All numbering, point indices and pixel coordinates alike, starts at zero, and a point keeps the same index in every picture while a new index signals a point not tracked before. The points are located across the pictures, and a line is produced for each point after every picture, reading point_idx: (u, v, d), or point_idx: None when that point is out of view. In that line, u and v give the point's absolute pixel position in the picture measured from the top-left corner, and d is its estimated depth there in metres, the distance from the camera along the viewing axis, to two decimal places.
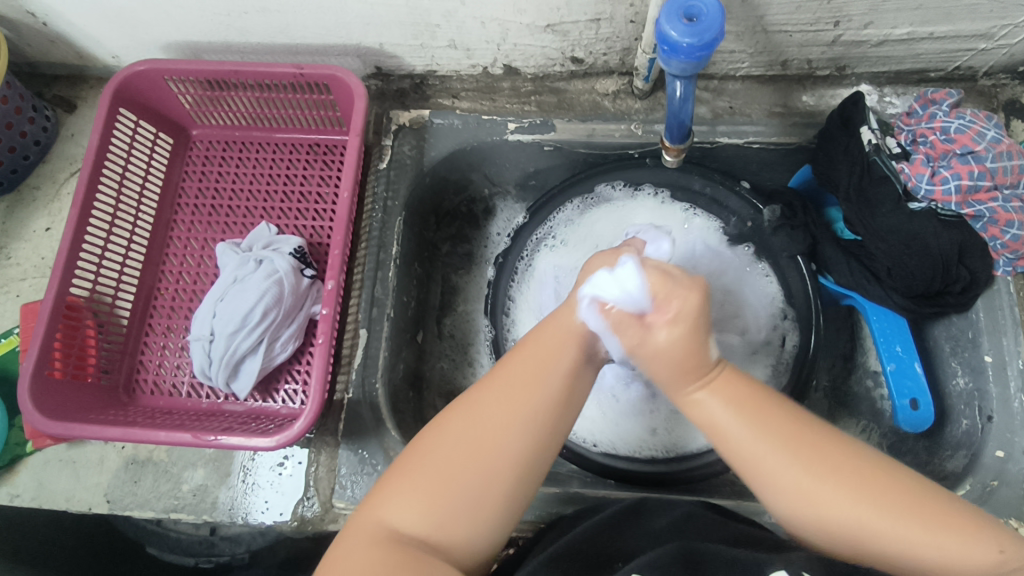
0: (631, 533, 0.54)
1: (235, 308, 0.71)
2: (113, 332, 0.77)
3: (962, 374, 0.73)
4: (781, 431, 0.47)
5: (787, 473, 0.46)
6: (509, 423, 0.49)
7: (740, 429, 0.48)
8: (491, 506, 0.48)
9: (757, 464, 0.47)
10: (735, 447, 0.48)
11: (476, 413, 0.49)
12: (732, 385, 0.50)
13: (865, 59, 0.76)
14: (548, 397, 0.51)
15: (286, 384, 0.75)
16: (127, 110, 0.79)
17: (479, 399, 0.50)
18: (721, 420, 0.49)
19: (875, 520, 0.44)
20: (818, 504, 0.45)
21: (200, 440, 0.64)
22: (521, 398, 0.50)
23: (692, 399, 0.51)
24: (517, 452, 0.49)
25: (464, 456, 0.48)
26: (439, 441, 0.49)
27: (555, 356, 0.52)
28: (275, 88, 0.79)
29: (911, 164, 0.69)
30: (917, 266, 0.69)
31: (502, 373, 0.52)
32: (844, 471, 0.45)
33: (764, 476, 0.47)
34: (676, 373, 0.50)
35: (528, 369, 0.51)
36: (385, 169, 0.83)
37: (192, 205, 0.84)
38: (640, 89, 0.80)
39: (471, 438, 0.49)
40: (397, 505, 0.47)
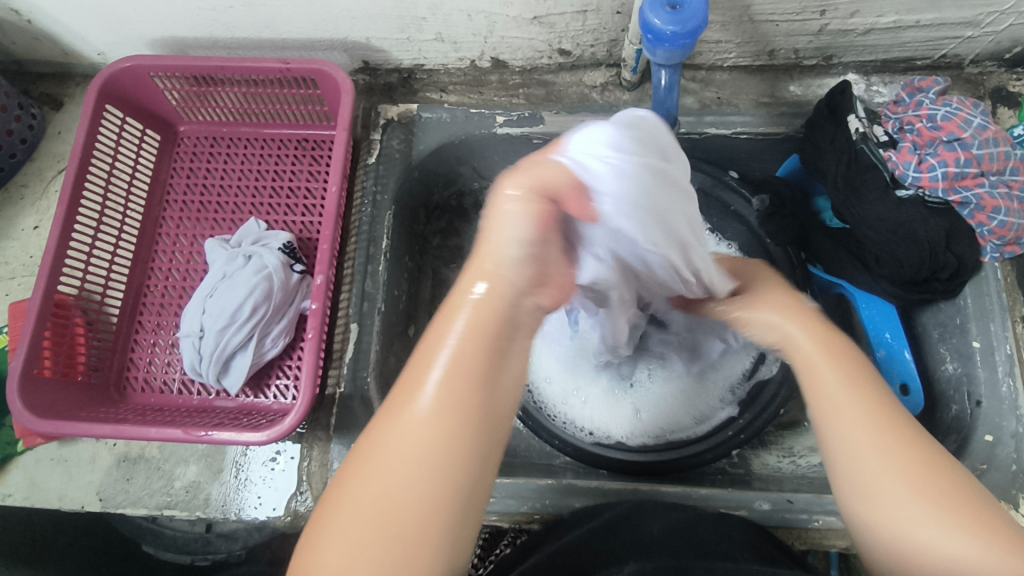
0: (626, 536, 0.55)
1: (224, 304, 0.71)
2: (102, 330, 0.77)
3: (951, 360, 0.74)
4: (867, 390, 0.46)
5: (848, 412, 0.45)
6: (431, 440, 0.38)
7: (848, 391, 0.46)
8: (428, 549, 0.37)
9: (839, 416, 0.45)
10: (820, 394, 0.47)
11: (390, 438, 0.39)
12: (825, 328, 0.51)
13: (852, 48, 0.76)
14: (474, 409, 0.39)
15: (278, 379, 0.75)
16: (112, 106, 0.78)
17: (393, 418, 0.40)
18: (822, 378, 0.48)
19: (928, 509, 0.40)
20: (878, 473, 0.42)
21: (190, 436, 0.64)
22: (442, 414, 0.39)
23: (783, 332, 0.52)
24: (452, 472, 0.38)
25: (385, 490, 0.37)
26: (356, 476, 0.38)
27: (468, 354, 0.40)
28: (262, 83, 0.79)
29: (898, 152, 0.70)
30: (904, 253, 0.70)
31: (403, 387, 0.40)
32: (916, 453, 0.42)
33: (827, 415, 0.46)
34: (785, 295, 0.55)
35: (448, 376, 0.39)
36: (374, 163, 0.83)
37: (181, 202, 0.84)
38: (628, 81, 0.80)
39: (386, 470, 0.38)
40: (316, 561, 0.37)
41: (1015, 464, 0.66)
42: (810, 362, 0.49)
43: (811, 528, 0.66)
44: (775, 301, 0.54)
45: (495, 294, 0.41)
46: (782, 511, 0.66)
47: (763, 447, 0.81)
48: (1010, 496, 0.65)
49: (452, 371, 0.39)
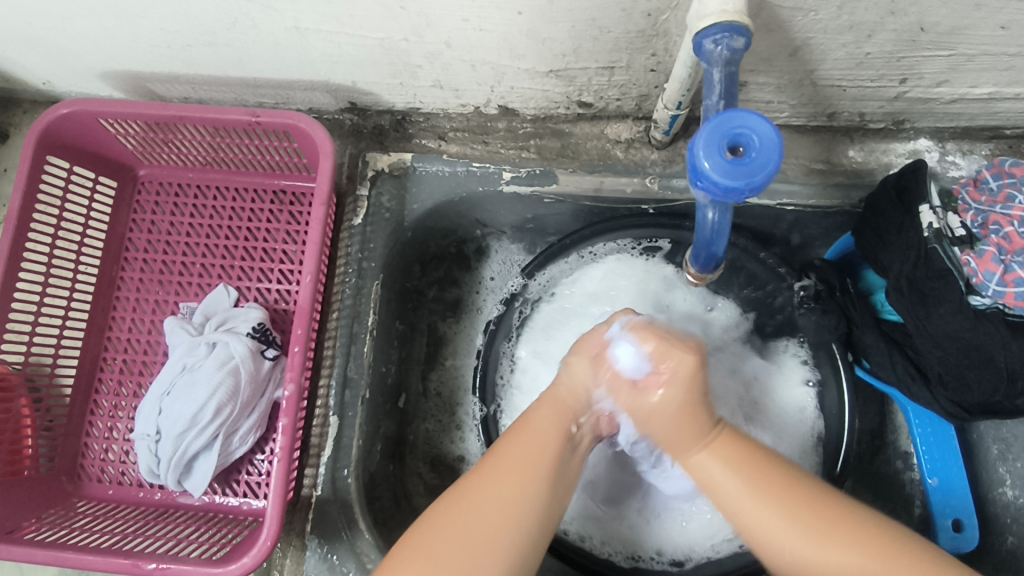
0: None
1: (184, 404, 0.62)
2: (54, 411, 0.69)
3: (1011, 485, 0.66)
4: (685, 423, 0.52)
5: (753, 507, 0.50)
6: (524, 480, 0.50)
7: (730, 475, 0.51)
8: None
9: (765, 527, 0.49)
10: (744, 513, 0.50)
11: (468, 501, 0.49)
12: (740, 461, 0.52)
13: (929, 115, 0.64)
14: (537, 491, 0.51)
15: (247, 475, 0.67)
16: (56, 157, 0.67)
17: (473, 491, 0.50)
18: (728, 492, 0.51)
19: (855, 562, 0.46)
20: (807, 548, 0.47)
21: (138, 568, 0.56)
22: (511, 488, 0.50)
23: (699, 465, 0.53)
24: (523, 532, 0.49)
25: (468, 540, 0.47)
26: (431, 528, 0.49)
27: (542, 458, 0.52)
28: (230, 133, 0.68)
29: (978, 257, 0.57)
30: (975, 377, 0.59)
31: (484, 470, 0.51)
32: (801, 499, 0.49)
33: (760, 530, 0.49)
34: (678, 438, 0.53)
35: (524, 449, 0.52)
36: (360, 224, 0.72)
37: (141, 260, 0.74)
38: (657, 140, 0.68)
39: (468, 527, 0.48)
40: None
41: None
42: (710, 471, 0.52)
43: None
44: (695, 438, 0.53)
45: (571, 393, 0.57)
46: None
47: None
48: None
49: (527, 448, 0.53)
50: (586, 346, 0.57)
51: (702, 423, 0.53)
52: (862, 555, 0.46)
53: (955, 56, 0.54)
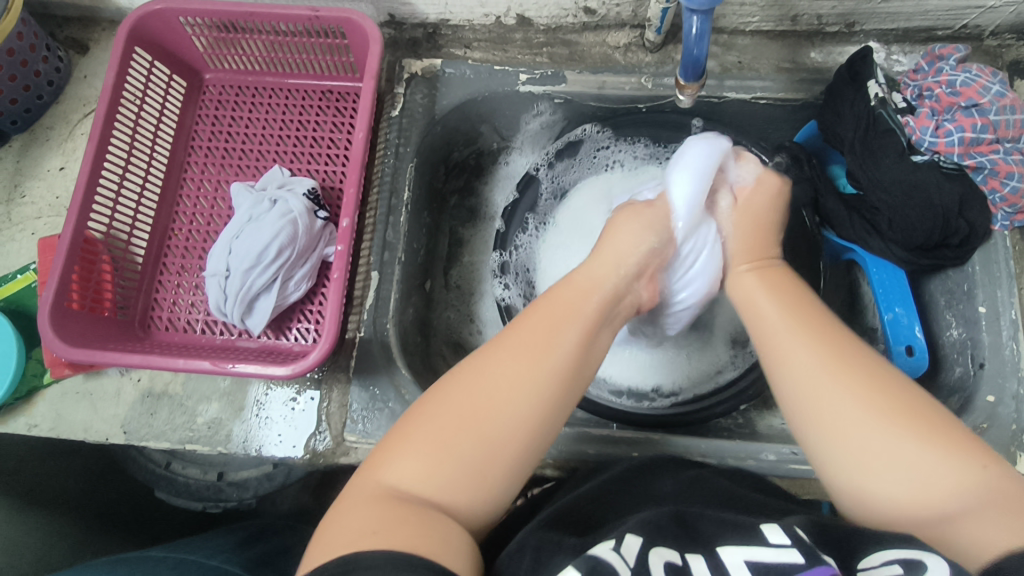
0: (638, 494, 0.58)
1: (251, 245, 0.73)
2: (127, 270, 0.79)
3: (955, 325, 0.76)
4: (821, 329, 0.55)
5: (836, 390, 0.50)
6: (489, 404, 0.50)
7: (800, 345, 0.54)
8: (489, 471, 0.49)
9: (817, 393, 0.51)
10: (801, 386, 0.52)
11: (484, 372, 0.51)
12: (828, 342, 0.53)
13: (875, 15, 0.77)
14: (539, 388, 0.51)
15: (299, 322, 0.77)
16: (141, 49, 0.79)
17: (489, 361, 0.52)
18: (801, 361, 0.53)
19: (924, 458, 0.46)
20: (847, 424, 0.49)
21: (218, 368, 0.68)
22: (521, 365, 0.52)
23: (785, 349, 0.54)
24: (512, 433, 0.50)
25: (472, 408, 0.50)
26: (449, 389, 0.51)
27: (545, 344, 0.53)
28: (290, 32, 0.80)
29: (915, 118, 0.71)
30: (918, 217, 0.71)
31: (504, 344, 0.53)
32: (856, 370, 0.51)
33: (819, 400, 0.51)
34: (785, 305, 0.58)
35: (557, 334, 0.54)
36: (397, 117, 0.84)
37: (206, 148, 0.85)
38: (651, 42, 0.81)
39: (480, 393, 0.50)
40: (401, 459, 0.48)
41: (1014, 424, 0.69)
42: (784, 355, 0.54)
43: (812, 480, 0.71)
44: (800, 317, 0.56)
45: (580, 298, 0.58)
46: (785, 462, 0.71)
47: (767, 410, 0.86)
48: (1007, 453, 0.68)
49: (550, 334, 0.54)
50: (644, 215, 0.66)
51: (810, 306, 0.58)
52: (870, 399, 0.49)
53: None
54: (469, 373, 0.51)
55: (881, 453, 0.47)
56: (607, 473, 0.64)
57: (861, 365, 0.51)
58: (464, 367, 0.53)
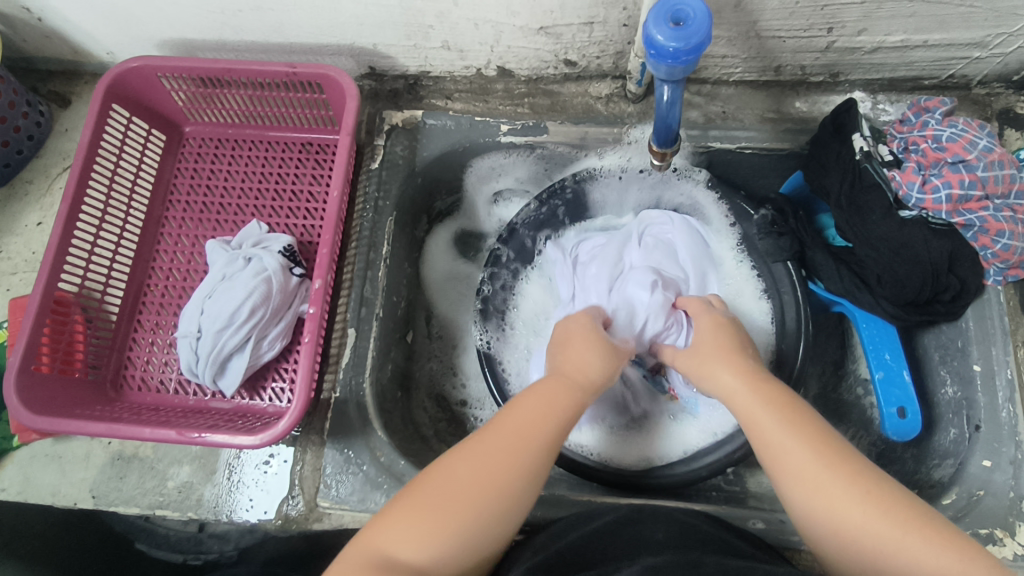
0: (620, 542, 0.54)
1: (223, 305, 0.72)
2: (101, 328, 0.77)
3: (951, 383, 0.73)
4: (722, 350, 0.60)
5: (772, 425, 0.51)
6: (504, 479, 0.48)
7: (771, 419, 0.52)
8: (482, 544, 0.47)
9: (771, 444, 0.51)
10: (732, 399, 0.56)
11: (481, 440, 0.50)
12: (750, 372, 0.57)
13: (859, 66, 0.76)
14: (534, 462, 0.50)
15: (273, 381, 0.76)
16: (119, 105, 0.79)
17: (487, 432, 0.51)
18: (733, 391, 0.56)
19: (863, 515, 0.45)
20: (824, 495, 0.47)
21: (184, 437, 0.66)
22: (522, 437, 0.50)
23: (712, 372, 0.59)
24: (510, 505, 0.48)
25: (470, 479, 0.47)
26: (451, 458, 0.49)
27: (540, 420, 0.52)
28: (268, 86, 0.79)
29: (902, 172, 0.69)
30: (906, 273, 0.70)
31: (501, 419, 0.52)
32: (791, 413, 0.52)
33: (759, 430, 0.52)
34: (706, 336, 0.63)
35: (523, 428, 0.51)
36: (377, 168, 0.83)
37: (184, 202, 0.84)
38: (633, 93, 0.80)
39: (471, 465, 0.48)
40: (400, 519, 0.45)
41: (1013, 491, 0.66)
42: (710, 373, 0.59)
43: (803, 550, 0.67)
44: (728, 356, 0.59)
45: (583, 369, 0.58)
46: (777, 531, 0.68)
47: (760, 466, 0.83)
48: (1007, 523, 0.65)
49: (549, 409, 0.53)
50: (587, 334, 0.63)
51: (729, 340, 0.62)
52: (855, 498, 0.45)
53: (867, 4, 0.66)
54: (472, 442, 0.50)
55: (832, 518, 0.46)
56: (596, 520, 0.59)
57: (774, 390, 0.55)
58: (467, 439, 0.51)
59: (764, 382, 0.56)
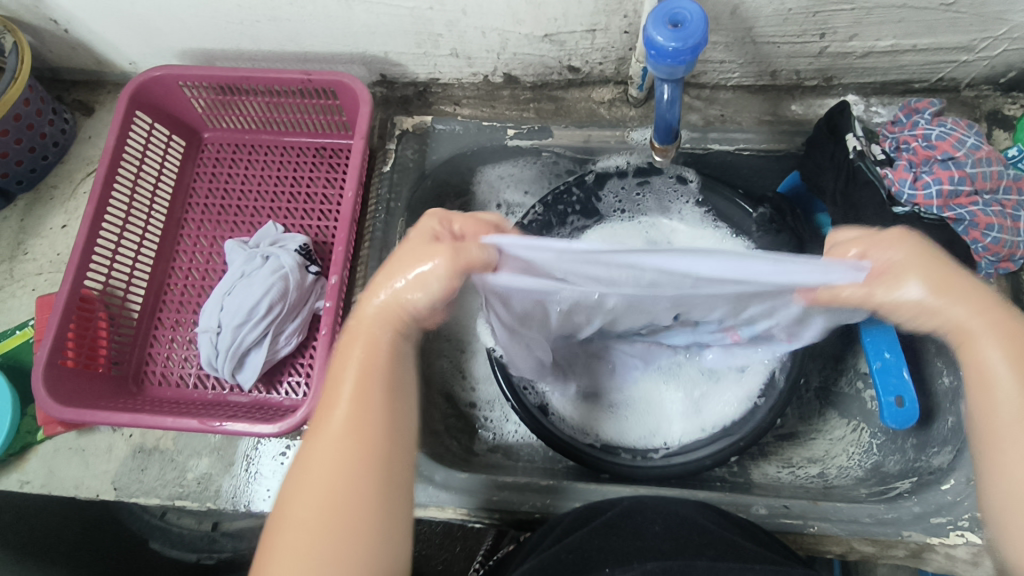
0: (625, 535, 0.56)
1: (241, 301, 0.75)
2: (123, 325, 0.80)
3: (947, 374, 0.76)
4: (984, 307, 0.47)
5: (1009, 414, 0.46)
6: (351, 464, 0.46)
7: (1014, 403, 0.46)
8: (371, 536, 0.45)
9: (995, 432, 0.47)
10: (992, 392, 0.47)
11: (310, 449, 0.46)
12: (1018, 341, 0.47)
13: (851, 70, 0.79)
14: (370, 425, 0.47)
15: (290, 376, 0.78)
16: (143, 113, 0.82)
17: (317, 424, 0.48)
18: (998, 378, 0.47)
19: None
20: (1020, 503, 0.46)
21: (206, 427, 0.69)
22: (348, 411, 0.47)
23: (978, 351, 0.48)
24: (370, 480, 0.46)
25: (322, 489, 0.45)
26: (301, 477, 0.46)
27: (360, 386, 0.48)
28: (285, 93, 0.83)
29: (894, 170, 0.72)
30: None
31: (325, 399, 0.48)
32: None
33: (997, 445, 0.47)
34: (984, 322, 0.47)
35: (354, 400, 0.47)
36: (389, 172, 0.86)
37: (203, 205, 0.88)
38: (634, 98, 0.83)
39: (310, 469, 0.46)
40: (282, 552, 0.44)
41: None
42: (987, 355, 0.48)
43: (805, 534, 0.70)
44: (986, 314, 0.47)
45: (385, 314, 0.49)
46: (777, 516, 0.70)
47: (763, 459, 0.85)
48: None
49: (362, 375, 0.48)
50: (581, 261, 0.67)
51: (1010, 317, 0.48)
52: None
53: (857, 10, 0.69)
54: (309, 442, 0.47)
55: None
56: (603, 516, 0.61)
57: None
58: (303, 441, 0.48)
59: None
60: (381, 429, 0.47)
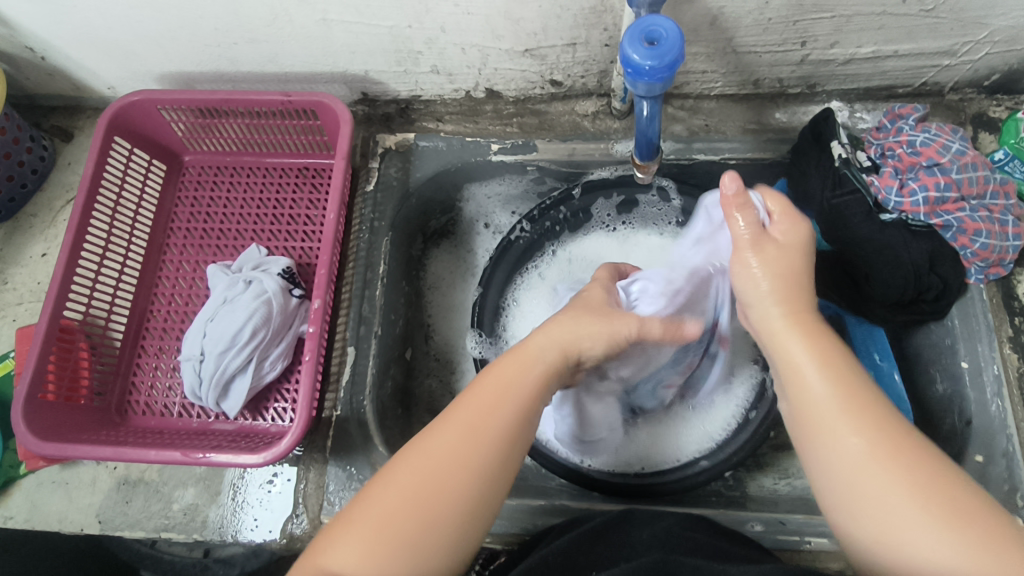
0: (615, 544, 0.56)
1: (224, 328, 0.73)
2: (105, 355, 0.79)
3: (941, 381, 0.75)
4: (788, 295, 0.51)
5: (840, 423, 0.46)
6: (449, 473, 0.46)
7: (845, 429, 0.45)
8: (436, 554, 0.45)
9: (817, 421, 0.47)
10: (805, 407, 0.48)
11: (430, 449, 0.47)
12: (835, 365, 0.48)
13: (834, 77, 0.79)
14: (496, 439, 0.48)
15: (275, 402, 0.77)
16: (121, 138, 0.81)
17: (437, 431, 0.48)
18: (809, 383, 0.48)
19: (908, 514, 0.42)
20: (876, 501, 0.43)
21: (189, 458, 0.68)
22: (474, 429, 0.48)
23: (790, 355, 0.50)
24: (466, 499, 0.46)
25: (416, 484, 0.46)
26: (386, 479, 0.47)
27: (497, 406, 0.50)
28: (264, 115, 0.82)
29: (880, 177, 0.72)
30: (889, 275, 0.71)
31: (449, 416, 0.49)
32: (868, 408, 0.46)
33: (822, 432, 0.46)
34: (782, 302, 0.51)
35: (482, 413, 0.49)
36: (372, 191, 0.85)
37: (185, 230, 0.87)
38: (617, 110, 0.82)
39: (429, 461, 0.47)
40: (341, 545, 0.44)
41: (1006, 484, 0.67)
42: (797, 369, 0.49)
43: (804, 549, 0.68)
44: (803, 326, 0.50)
45: (540, 351, 0.54)
46: (774, 532, 0.69)
47: (759, 470, 0.83)
48: None
49: (504, 387, 0.51)
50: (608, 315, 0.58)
51: (800, 304, 0.51)
52: (909, 494, 0.42)
53: (836, 18, 0.68)
54: (420, 441, 0.48)
55: (868, 517, 0.43)
56: (590, 525, 0.60)
57: (870, 396, 0.47)
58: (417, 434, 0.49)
59: (856, 386, 0.47)
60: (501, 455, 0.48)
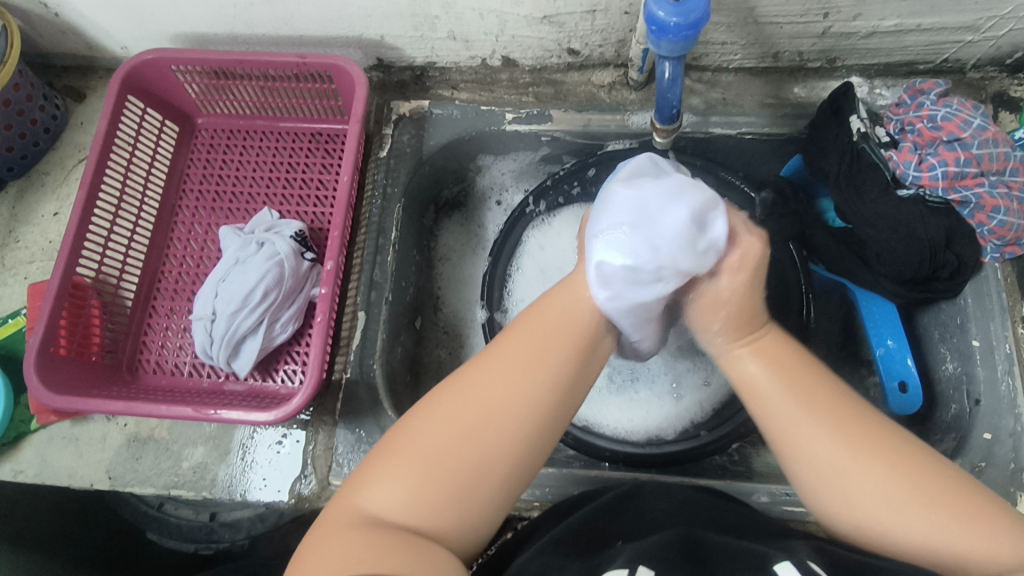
0: (630, 516, 0.55)
1: (236, 289, 0.73)
2: (116, 314, 0.79)
3: (950, 360, 0.75)
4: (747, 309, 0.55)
5: (805, 427, 0.48)
6: (496, 411, 0.46)
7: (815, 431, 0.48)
8: (482, 501, 0.45)
9: (783, 420, 0.49)
10: (766, 408, 0.51)
11: (477, 385, 0.47)
12: (773, 353, 0.53)
13: (855, 51, 0.78)
14: (541, 386, 0.48)
15: (286, 364, 0.77)
16: (135, 97, 0.81)
17: (481, 364, 0.49)
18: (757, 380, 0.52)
19: (876, 490, 0.45)
20: (854, 487, 0.46)
21: (201, 415, 0.68)
22: (520, 369, 0.48)
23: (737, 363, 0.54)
24: (504, 449, 0.46)
25: (458, 427, 0.46)
26: (423, 416, 0.47)
27: (544, 346, 0.50)
28: (278, 77, 0.81)
29: (898, 152, 0.72)
30: (904, 251, 0.70)
31: (496, 352, 0.50)
32: (838, 409, 0.48)
33: (792, 437, 0.49)
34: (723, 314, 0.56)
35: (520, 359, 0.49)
36: (385, 157, 0.85)
37: (197, 192, 0.86)
38: (635, 80, 0.81)
39: (471, 406, 0.47)
40: (380, 486, 0.45)
41: (1013, 462, 0.67)
42: (737, 360, 0.54)
43: (809, 521, 0.69)
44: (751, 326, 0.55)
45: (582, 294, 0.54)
46: (780, 503, 0.69)
47: (765, 445, 0.83)
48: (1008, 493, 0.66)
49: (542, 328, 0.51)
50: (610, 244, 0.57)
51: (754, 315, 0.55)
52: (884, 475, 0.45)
53: None
54: (459, 378, 0.48)
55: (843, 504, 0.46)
56: (602, 497, 0.60)
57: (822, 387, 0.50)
58: (457, 375, 0.49)
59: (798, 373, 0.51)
60: (553, 394, 0.48)
